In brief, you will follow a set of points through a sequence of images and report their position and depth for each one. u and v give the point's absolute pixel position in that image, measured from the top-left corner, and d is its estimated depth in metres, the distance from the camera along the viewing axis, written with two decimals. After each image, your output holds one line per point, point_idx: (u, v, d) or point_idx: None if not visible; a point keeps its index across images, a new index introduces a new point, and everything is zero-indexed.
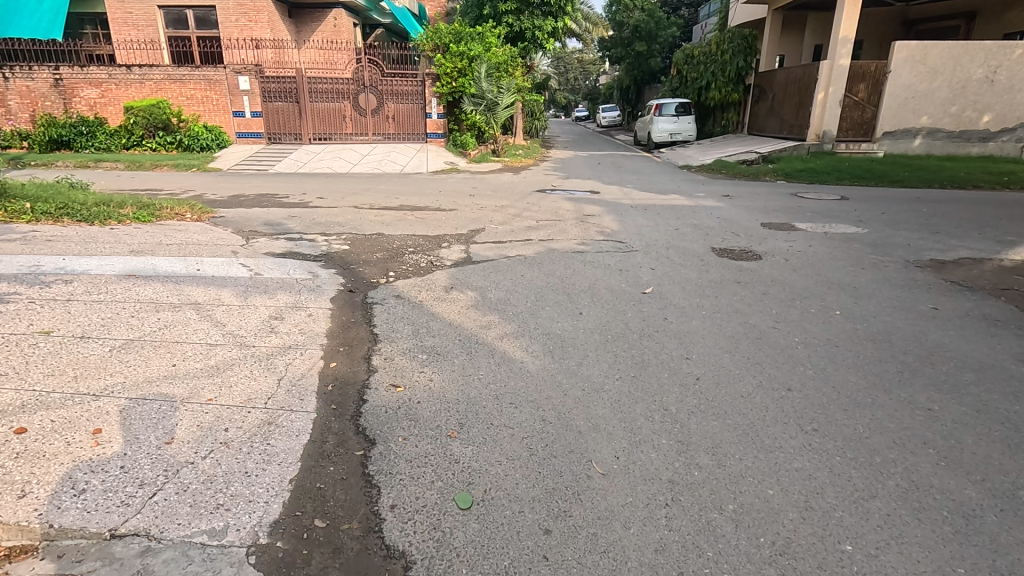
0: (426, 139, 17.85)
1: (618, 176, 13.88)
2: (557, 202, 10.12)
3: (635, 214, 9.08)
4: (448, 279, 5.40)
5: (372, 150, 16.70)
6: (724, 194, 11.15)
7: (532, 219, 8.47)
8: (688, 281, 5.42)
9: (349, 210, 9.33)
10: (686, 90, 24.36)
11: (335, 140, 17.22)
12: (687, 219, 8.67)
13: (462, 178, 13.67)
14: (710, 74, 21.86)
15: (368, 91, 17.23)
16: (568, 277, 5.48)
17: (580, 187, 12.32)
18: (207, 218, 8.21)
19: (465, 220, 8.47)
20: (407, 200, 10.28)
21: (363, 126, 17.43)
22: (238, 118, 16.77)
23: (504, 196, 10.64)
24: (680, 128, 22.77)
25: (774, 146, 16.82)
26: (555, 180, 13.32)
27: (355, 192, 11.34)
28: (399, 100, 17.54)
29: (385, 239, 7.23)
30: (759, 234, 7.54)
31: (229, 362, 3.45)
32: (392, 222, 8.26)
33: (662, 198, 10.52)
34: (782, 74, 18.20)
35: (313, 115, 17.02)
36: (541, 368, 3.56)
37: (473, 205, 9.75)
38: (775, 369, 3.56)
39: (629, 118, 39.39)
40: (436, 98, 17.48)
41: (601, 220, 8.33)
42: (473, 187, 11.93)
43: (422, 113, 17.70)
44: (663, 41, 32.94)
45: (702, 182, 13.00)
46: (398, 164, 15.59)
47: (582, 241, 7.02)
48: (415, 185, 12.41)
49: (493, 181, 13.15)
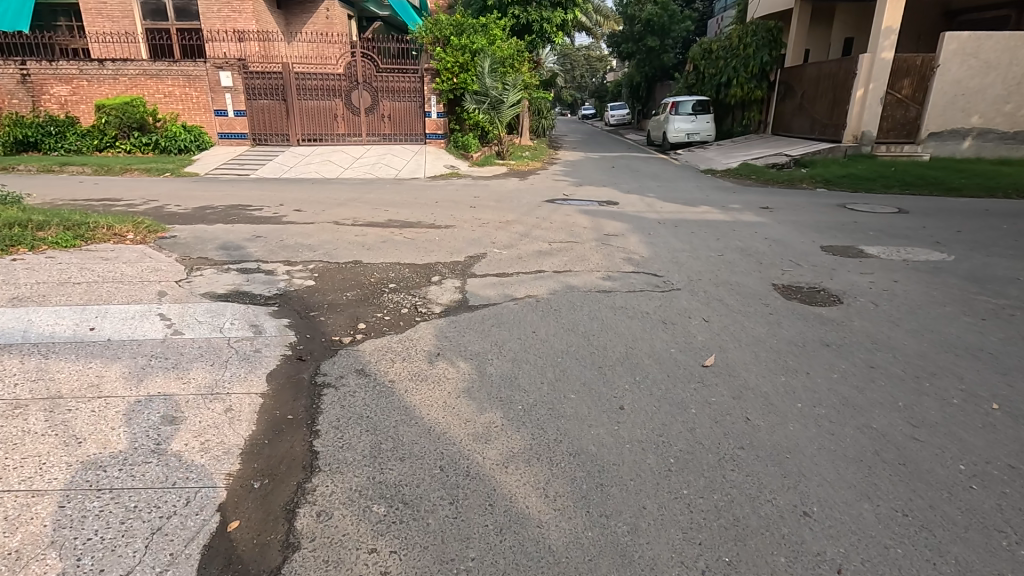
0: (425, 140, 16.46)
1: (635, 182, 12.48)
2: (571, 217, 8.72)
3: (663, 232, 7.67)
4: (434, 341, 4.00)
5: (365, 152, 15.33)
6: (763, 206, 9.72)
7: (541, 240, 7.09)
8: (760, 342, 4.00)
9: (326, 226, 7.99)
10: (704, 87, 22.86)
11: (325, 141, 15.86)
12: (728, 239, 7.26)
13: (461, 185, 12.31)
14: (731, 70, 20.35)
15: (362, 88, 15.83)
16: (597, 336, 4.08)
17: (595, 196, 10.92)
18: (153, 239, 6.85)
19: (461, 241, 7.10)
20: (397, 214, 8.91)
21: (357, 126, 16.05)
22: (220, 118, 15.41)
23: (508, 209, 9.26)
24: (698, 128, 21.36)
25: (805, 149, 15.32)
26: (565, 188, 11.92)
27: (339, 202, 9.98)
28: (396, 98, 16.14)
29: (362, 270, 5.86)
30: (824, 262, 6.13)
31: (47, 541, 2.07)
32: (374, 244, 6.90)
33: (691, 211, 9.12)
34: (813, 69, 16.66)
35: (302, 114, 15.63)
36: (572, 544, 2.15)
37: (472, 220, 8.37)
38: (963, 548, 2.14)
39: (639, 117, 37.82)
40: (435, 95, 16.09)
41: (626, 242, 6.94)
42: (473, 197, 10.55)
43: (421, 111, 16.30)
44: (676, 36, 31.43)
45: (731, 190, 11.57)
46: (392, 167, 14.24)
47: (606, 273, 5.64)
48: (409, 193, 11.06)
49: (496, 188, 11.77)
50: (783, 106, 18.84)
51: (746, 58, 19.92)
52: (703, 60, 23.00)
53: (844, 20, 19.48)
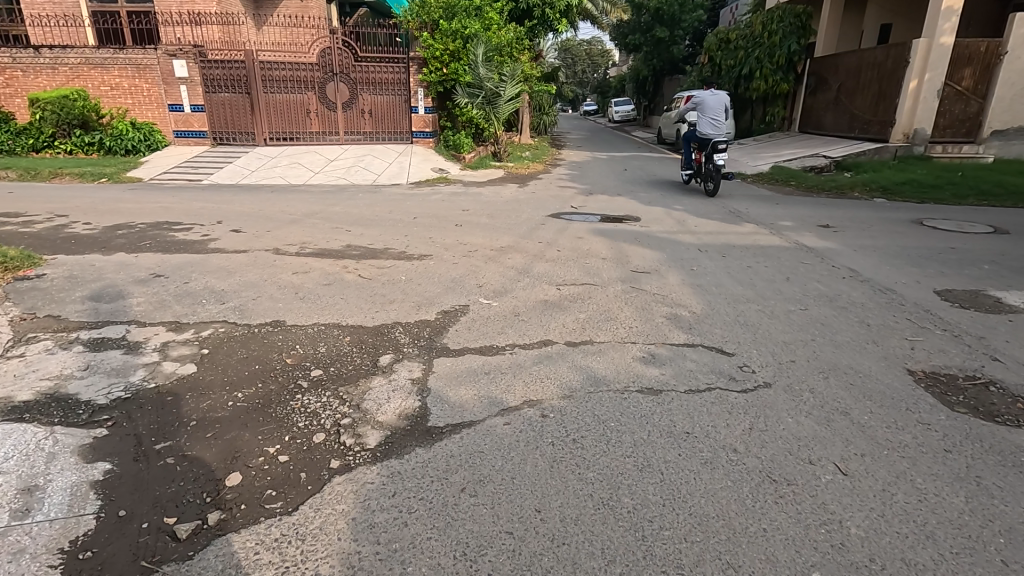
0: (411, 138, 14.51)
1: (654, 191, 10.55)
2: (583, 241, 6.78)
3: (709, 266, 5.73)
4: (349, 546, 2.09)
5: (342, 154, 13.39)
6: (822, 224, 7.80)
7: (545, 281, 5.15)
8: (974, 547, 2.08)
9: (261, 257, 6.06)
10: (720, 80, 20.87)
11: (298, 141, 13.89)
12: (801, 278, 5.35)
13: (449, 193, 10.35)
14: (753, 61, 18.36)
15: (338, 80, 13.81)
16: (659, 531, 2.16)
17: (609, 210, 8.98)
18: (9, 282, 4.95)
19: (435, 282, 5.16)
20: (361, 236, 6.98)
21: (333, 123, 14.06)
22: (176, 114, 13.42)
23: (503, 229, 7.34)
24: None
25: (847, 149, 13.35)
26: (572, 198, 10.00)
27: (294, 219, 8.06)
28: (377, 91, 14.16)
29: (279, 342, 3.90)
30: (960, 322, 4.23)
31: None
32: (311, 289, 4.97)
33: (735, 233, 7.19)
34: (852, 59, 14.65)
35: (270, 109, 13.62)
36: None
37: (454, 246, 6.45)
38: None
39: (645, 113, 35.86)
40: (423, 88, 14.17)
41: (665, 287, 4.99)
42: (459, 211, 8.61)
43: (406, 107, 14.35)
44: (687, 26, 29.44)
45: (772, 201, 9.64)
46: (370, 171, 12.28)
47: (648, 350, 3.70)
48: (384, 205, 9.16)
49: (491, 198, 9.84)
50: (813, 100, 16.86)
51: (771, 48, 17.84)
52: (720, 50, 21.01)
53: (882, 5, 17.43)
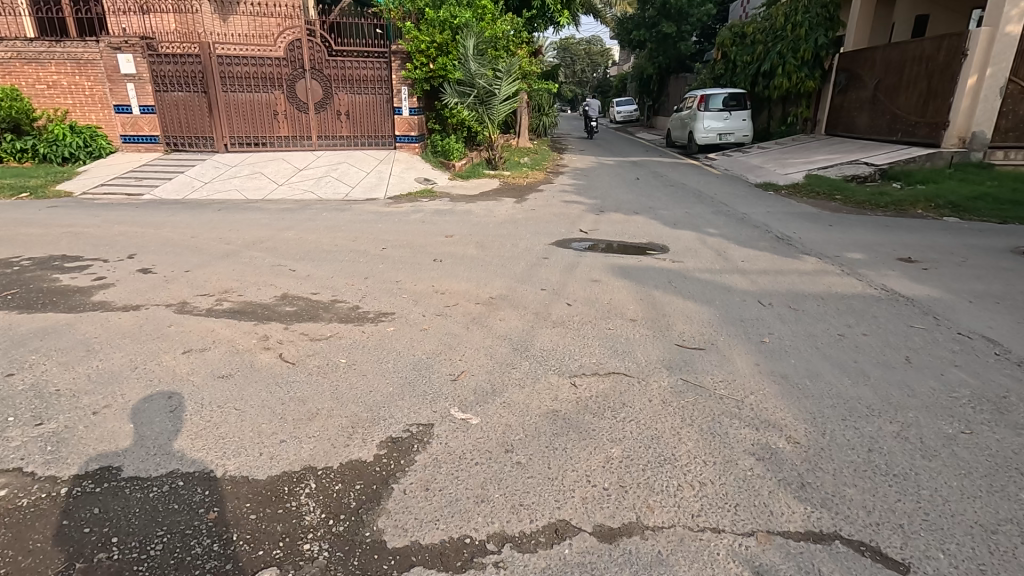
0: (394, 143, 12.82)
1: (676, 208, 8.85)
2: (601, 288, 5.05)
3: (785, 334, 4.02)
4: None
5: (313, 162, 11.68)
6: (903, 257, 6.10)
7: (551, 372, 3.43)
8: None
9: (154, 317, 4.33)
10: (736, 76, 19.22)
11: (263, 147, 12.16)
12: (926, 358, 3.66)
13: (433, 211, 8.62)
14: (775, 55, 16.66)
15: (309, 77, 12.08)
16: None
17: (627, 234, 7.27)
18: None
19: (386, 372, 3.44)
20: (305, 280, 5.27)
21: (305, 126, 12.34)
22: (122, 116, 11.70)
23: (494, 268, 5.64)
24: (731, 127, 17.74)
25: (891, 154, 11.69)
26: (579, 217, 8.30)
27: (230, 250, 6.34)
28: (354, 90, 12.41)
29: (81, 532, 2.18)
30: None
31: None
32: (196, 389, 3.24)
33: (798, 273, 5.49)
34: (894, 53, 12.99)
35: (230, 111, 11.88)
36: None
37: (425, 299, 4.74)
38: None
39: (649, 113, 34.09)
40: (407, 86, 12.44)
41: (734, 384, 3.28)
42: (441, 238, 6.89)
43: (389, 108, 12.65)
44: (695, 21, 27.80)
45: (822, 222, 7.94)
46: (343, 183, 10.57)
47: (748, 563, 2.01)
48: (348, 229, 7.43)
49: (481, 218, 8.12)
50: (844, 99, 15.17)
51: (795, 41, 16.19)
52: (735, 45, 19.34)
53: None
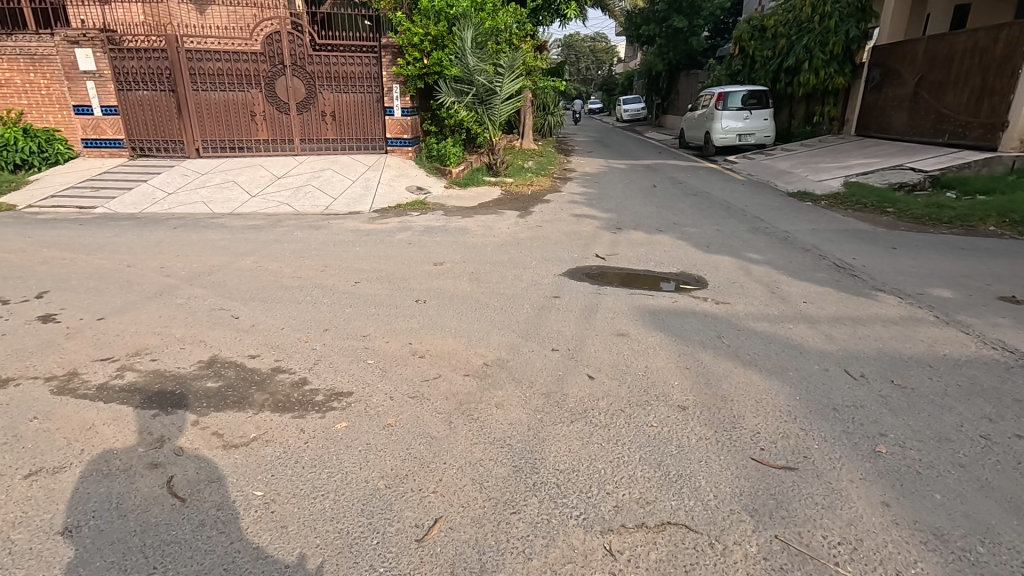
0: (386, 147, 11.63)
1: (705, 225, 7.62)
2: (632, 348, 3.83)
3: (907, 436, 2.79)
4: None
5: (294, 170, 10.49)
6: (1004, 296, 4.87)
7: (572, 523, 2.23)
8: None
9: (19, 401, 3.13)
10: (755, 73, 17.97)
11: (239, 152, 10.97)
12: None
13: (423, 229, 7.41)
14: (801, 49, 15.37)
15: (289, 74, 10.89)
16: None
17: (653, 261, 6.03)
18: None
19: (319, 522, 2.24)
20: (247, 335, 4.07)
21: (286, 128, 11.15)
22: (82, 118, 10.54)
23: (492, 315, 4.42)
24: (751, 127, 16.47)
25: (940, 159, 10.42)
26: (594, 236, 7.06)
27: (167, 285, 5.14)
28: (341, 89, 11.20)
29: None
30: None
31: None
32: (13, 560, 2.05)
33: (884, 322, 4.26)
34: (939, 46, 11.71)
35: (203, 112, 10.70)
36: None
37: (397, 368, 3.53)
38: None
39: (657, 112, 32.77)
40: (399, 83, 11.26)
41: (864, 553, 2.07)
42: (428, 267, 5.71)
43: (379, 108, 11.46)
44: (708, 15, 26.47)
45: (883, 242, 6.68)
46: (324, 194, 9.36)
47: None
48: (320, 253, 6.24)
49: (478, 238, 6.92)
50: (878, 97, 13.92)
51: (823, 34, 14.92)
52: (755, 39, 18.06)
53: None
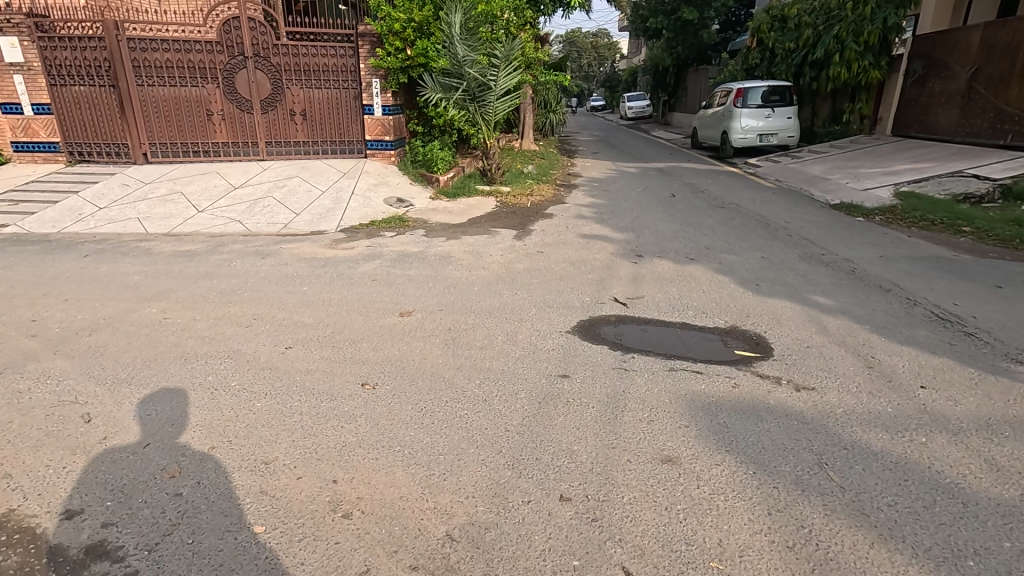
0: (365, 151, 10.19)
1: (745, 251, 6.16)
2: (690, 498, 2.37)
3: None
4: None
5: (255, 178, 9.04)
6: None
7: None
8: None
9: None
10: (775, 67, 16.47)
11: (194, 156, 9.53)
12: None
13: (395, 256, 5.96)
14: (830, 39, 13.88)
15: (251, 66, 9.43)
16: None
17: (690, 306, 4.56)
18: None
19: None
20: (84, 461, 2.62)
21: (248, 129, 9.69)
22: (11, 117, 9.11)
23: (469, 417, 2.97)
24: (773, 126, 14.97)
25: (1008, 165, 8.93)
26: (609, 268, 5.59)
27: (21, 354, 3.69)
28: (311, 84, 9.75)
29: None
30: None
31: None
32: None
33: None
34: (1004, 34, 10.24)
35: (150, 111, 9.24)
36: None
37: (297, 552, 2.08)
38: None
39: (664, 109, 31.20)
40: (379, 77, 9.81)
41: None
42: (390, 321, 4.25)
43: (356, 106, 10.03)
44: (720, 6, 24.81)
45: (981, 278, 5.21)
46: (286, 208, 7.92)
47: None
48: (254, 295, 4.79)
49: (462, 272, 5.46)
50: (919, 93, 12.44)
51: (856, 22, 13.40)
52: (775, 30, 16.56)
53: None
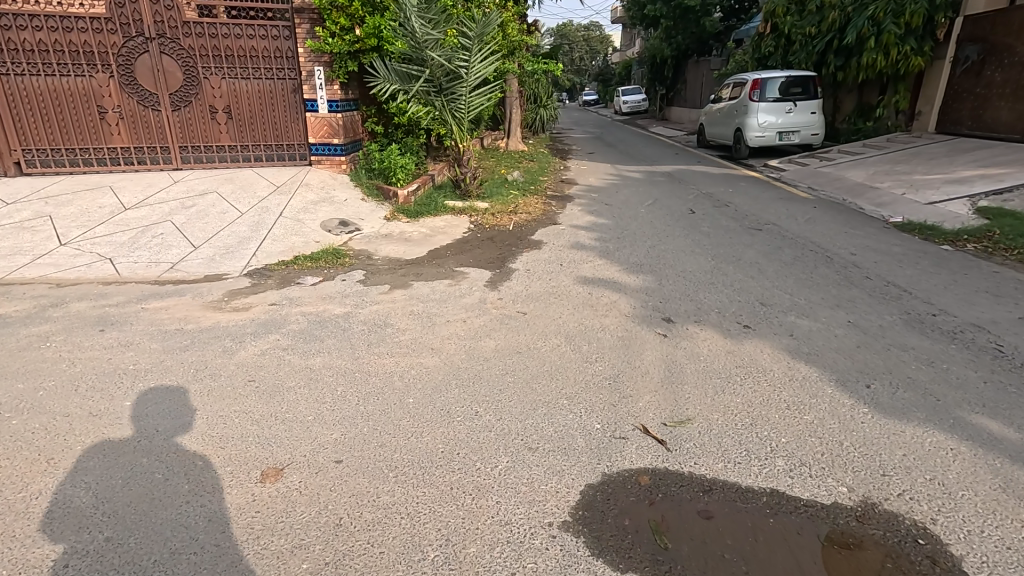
0: (309, 159, 8.23)
1: (822, 310, 4.23)
2: None
3: None
4: None
5: (158, 195, 7.01)
6: None
7: None
8: None
9: None
10: (793, 55, 14.57)
11: (87, 166, 7.51)
12: None
13: (305, 325, 4.01)
14: (864, 20, 11.95)
15: (154, 50, 7.37)
16: None
17: (777, 448, 2.62)
18: None
19: None
20: None
21: (154, 131, 7.64)
22: None
23: None
24: (795, 122, 13.05)
25: None
26: (625, 346, 3.66)
27: None
28: (235, 73, 7.74)
29: None
30: None
31: None
32: None
33: None
34: None
35: (23, 107, 7.17)
36: None
37: None
38: None
39: (661, 104, 29.29)
40: (323, 64, 7.82)
41: None
42: (234, 505, 2.29)
43: (295, 102, 8.04)
44: None
45: None
46: (183, 238, 5.90)
47: None
48: (26, 425, 2.80)
49: (395, 357, 3.51)
50: (975, 83, 10.83)
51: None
52: (792, 13, 14.61)
53: None
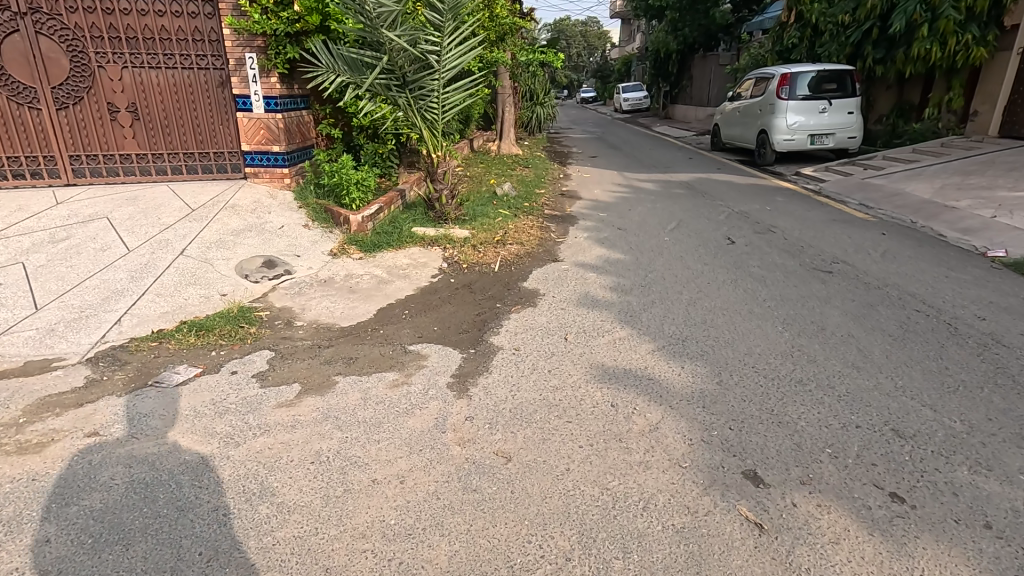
0: (244, 173, 6.53)
1: (1008, 453, 2.52)
2: None
3: None
4: None
5: (27, 222, 5.26)
6: None
7: None
8: None
9: None
10: (821, 47, 12.85)
11: None
12: None
13: (118, 497, 2.27)
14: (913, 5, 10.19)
15: (27, 29, 5.59)
16: None
17: None
18: None
19: None
20: None
21: (35, 136, 5.90)
22: None
23: None
24: (830, 124, 11.32)
25: None
26: (694, 569, 1.93)
27: None
28: (140, 61, 5.97)
29: None
30: None
31: None
32: None
33: None
34: None
35: None
36: None
37: None
38: None
39: (665, 100, 27.49)
40: (256, 50, 6.05)
41: None
42: None
43: (221, 98, 6.29)
44: None
45: None
46: (28, 291, 4.16)
47: None
48: None
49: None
50: None
51: None
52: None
53: None
